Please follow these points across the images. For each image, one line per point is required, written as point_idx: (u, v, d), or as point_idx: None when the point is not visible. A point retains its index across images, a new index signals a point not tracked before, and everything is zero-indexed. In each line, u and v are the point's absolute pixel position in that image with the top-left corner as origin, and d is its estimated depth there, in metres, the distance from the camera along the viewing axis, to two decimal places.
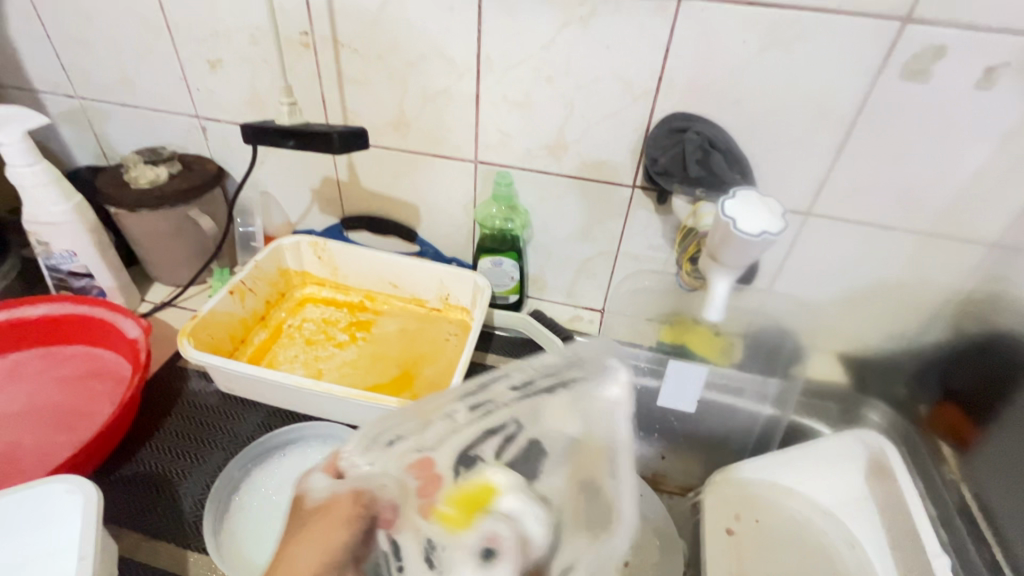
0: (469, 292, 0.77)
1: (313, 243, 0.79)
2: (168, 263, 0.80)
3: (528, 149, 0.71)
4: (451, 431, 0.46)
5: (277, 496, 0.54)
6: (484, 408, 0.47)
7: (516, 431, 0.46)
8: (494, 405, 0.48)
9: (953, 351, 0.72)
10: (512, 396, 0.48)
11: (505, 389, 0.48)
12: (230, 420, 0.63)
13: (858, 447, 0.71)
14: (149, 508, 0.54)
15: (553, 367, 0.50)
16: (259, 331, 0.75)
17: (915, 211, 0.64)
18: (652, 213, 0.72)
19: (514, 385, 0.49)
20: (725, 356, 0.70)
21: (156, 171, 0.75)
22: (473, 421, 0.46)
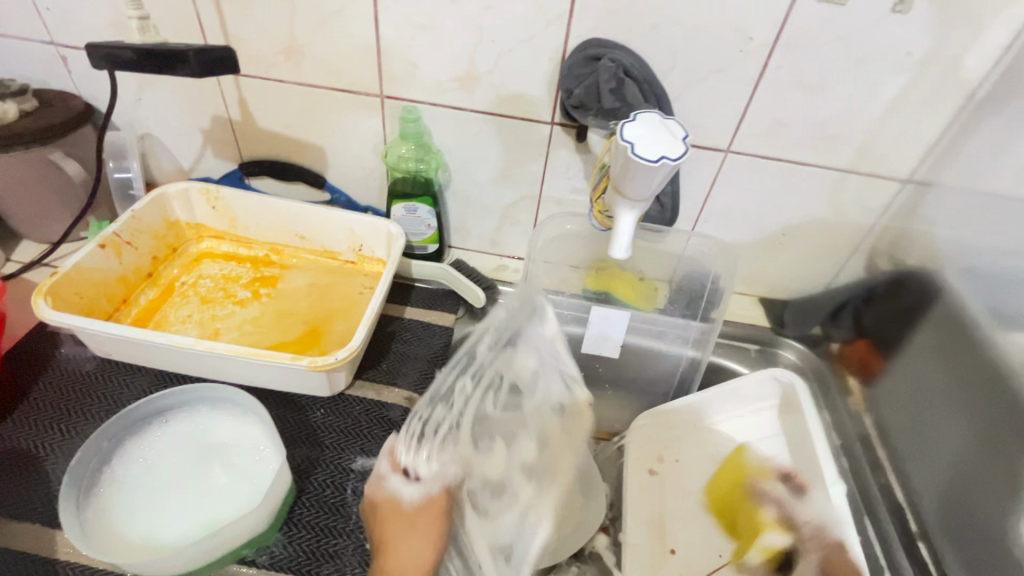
0: (382, 241, 0.72)
1: (204, 190, 0.71)
2: (35, 217, 0.71)
3: (437, 81, 0.64)
4: (467, 399, 0.57)
5: (156, 467, 0.50)
6: (478, 373, 0.59)
7: (501, 381, 0.59)
8: (482, 368, 0.59)
9: (866, 289, 0.73)
10: (489, 359, 0.60)
11: (483, 350, 0.60)
12: (109, 388, 0.57)
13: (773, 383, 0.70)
14: (10, 488, 0.49)
15: (504, 323, 0.61)
16: (146, 290, 0.68)
17: (833, 147, 0.62)
18: (573, 153, 0.67)
19: (487, 346, 0.60)
20: (649, 301, 0.71)
21: (1, 107, 0.64)
22: (477, 385, 0.58)
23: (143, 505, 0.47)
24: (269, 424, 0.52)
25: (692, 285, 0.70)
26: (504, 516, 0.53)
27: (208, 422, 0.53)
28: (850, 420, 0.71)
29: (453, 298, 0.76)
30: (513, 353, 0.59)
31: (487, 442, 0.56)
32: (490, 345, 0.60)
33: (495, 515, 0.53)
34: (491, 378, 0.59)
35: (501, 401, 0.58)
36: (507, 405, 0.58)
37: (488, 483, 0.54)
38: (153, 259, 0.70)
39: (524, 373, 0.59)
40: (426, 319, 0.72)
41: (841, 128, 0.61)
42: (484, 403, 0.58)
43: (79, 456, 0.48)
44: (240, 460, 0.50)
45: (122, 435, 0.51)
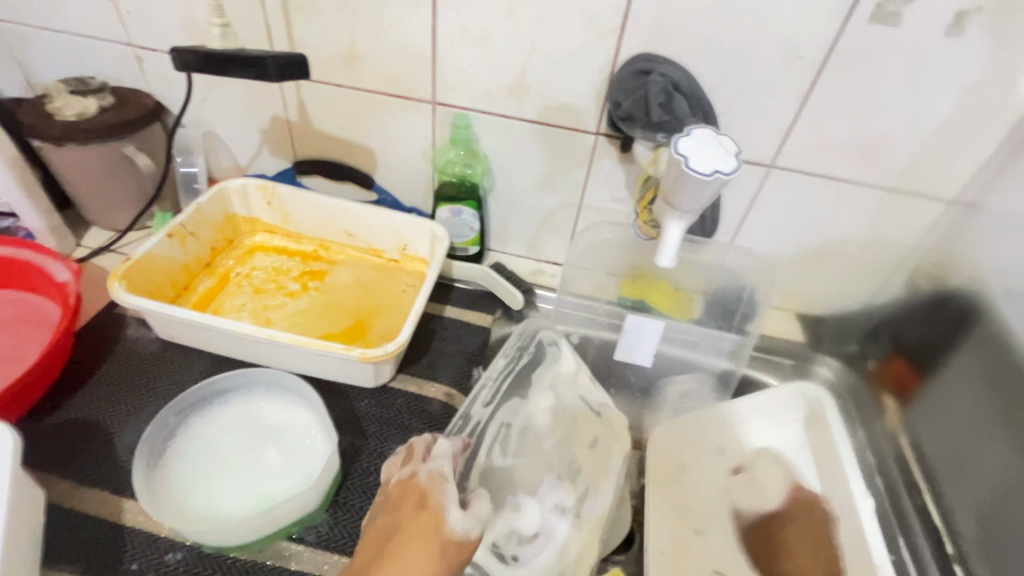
0: (427, 242, 0.75)
1: (261, 186, 0.75)
2: (105, 206, 0.76)
3: (488, 90, 0.66)
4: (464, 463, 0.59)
5: (217, 444, 0.53)
6: (475, 429, 0.61)
7: (507, 429, 0.63)
8: (479, 422, 0.62)
9: (907, 309, 0.72)
10: (488, 416, 0.63)
11: (478, 406, 0.63)
12: (172, 368, 0.61)
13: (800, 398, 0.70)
14: (82, 456, 0.53)
15: (502, 370, 0.67)
16: (205, 279, 0.72)
17: (879, 166, 0.63)
18: (616, 163, 0.69)
19: (484, 401, 0.64)
20: (684, 312, 0.72)
21: (84, 103, 0.68)
22: (474, 443, 0.61)
23: (204, 479, 0.51)
24: (318, 410, 0.55)
25: (727, 297, 0.72)
26: (540, 557, 0.55)
27: (263, 404, 0.56)
28: (885, 439, 0.70)
29: (491, 299, 0.78)
30: (514, 399, 0.65)
31: (506, 488, 0.59)
32: (486, 400, 0.64)
33: (527, 561, 0.55)
34: (495, 432, 0.62)
35: (509, 449, 0.61)
36: (516, 452, 0.61)
37: (517, 532, 0.56)
38: (211, 250, 0.74)
39: (529, 418, 0.64)
40: (464, 319, 0.75)
41: (888, 148, 0.61)
42: (494, 454, 0.60)
43: (149, 430, 0.51)
44: (292, 442, 0.53)
45: (185, 414, 0.54)
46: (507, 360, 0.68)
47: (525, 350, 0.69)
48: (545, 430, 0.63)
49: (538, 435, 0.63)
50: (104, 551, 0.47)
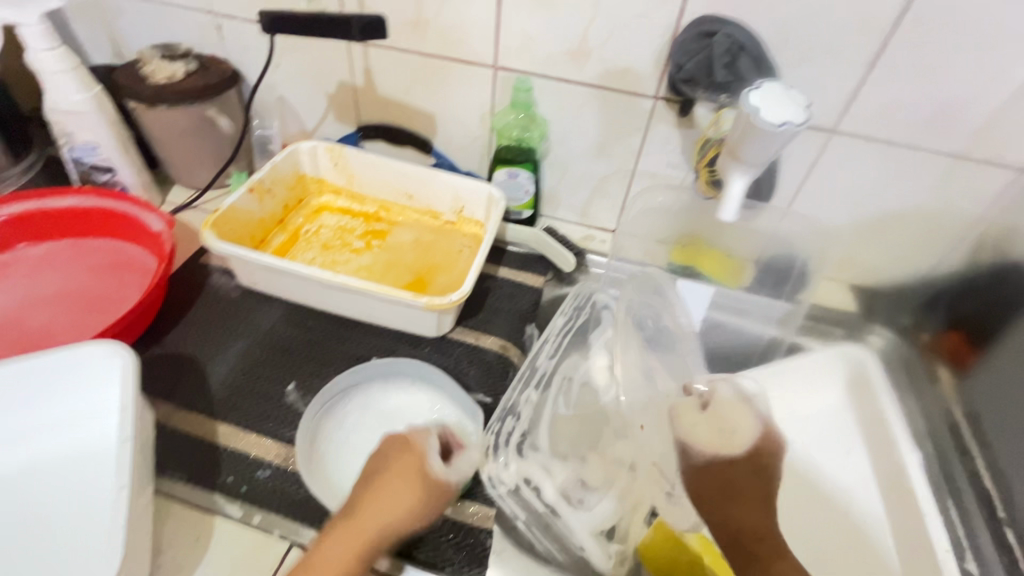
0: (483, 205, 0.77)
1: (329, 149, 0.79)
2: (188, 165, 0.82)
3: (549, 55, 0.68)
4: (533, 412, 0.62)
5: (354, 435, 0.57)
6: (541, 381, 0.66)
7: (566, 385, 0.67)
8: (543, 375, 0.66)
9: (969, 281, 0.71)
10: (547, 372, 0.67)
11: (543, 358, 0.67)
12: (253, 313, 0.67)
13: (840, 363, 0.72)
14: (180, 385, 0.59)
15: (562, 329, 0.71)
16: (278, 234, 0.77)
17: (948, 131, 0.62)
18: (673, 127, 0.70)
19: (548, 354, 0.68)
20: (735, 279, 0.73)
21: (173, 68, 0.74)
22: (541, 395, 0.64)
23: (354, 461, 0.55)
24: (440, 394, 0.60)
25: (781, 265, 0.72)
26: (604, 502, 0.58)
27: (389, 394, 0.60)
28: (938, 408, 0.70)
29: (543, 263, 0.80)
30: (571, 359, 0.69)
31: (564, 435, 0.63)
32: (548, 355, 0.68)
33: (592, 505, 0.58)
34: (556, 386, 0.66)
35: (570, 403, 0.66)
36: (575, 407, 0.66)
37: (582, 480, 0.59)
38: (284, 207, 0.79)
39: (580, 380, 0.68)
40: (517, 279, 0.78)
41: (959, 112, 0.60)
42: (557, 407, 0.65)
43: (301, 428, 0.54)
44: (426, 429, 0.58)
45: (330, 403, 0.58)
46: (566, 319, 0.72)
47: (581, 309, 0.74)
48: (601, 391, 0.68)
49: (594, 391, 0.68)
50: (204, 465, 0.53)
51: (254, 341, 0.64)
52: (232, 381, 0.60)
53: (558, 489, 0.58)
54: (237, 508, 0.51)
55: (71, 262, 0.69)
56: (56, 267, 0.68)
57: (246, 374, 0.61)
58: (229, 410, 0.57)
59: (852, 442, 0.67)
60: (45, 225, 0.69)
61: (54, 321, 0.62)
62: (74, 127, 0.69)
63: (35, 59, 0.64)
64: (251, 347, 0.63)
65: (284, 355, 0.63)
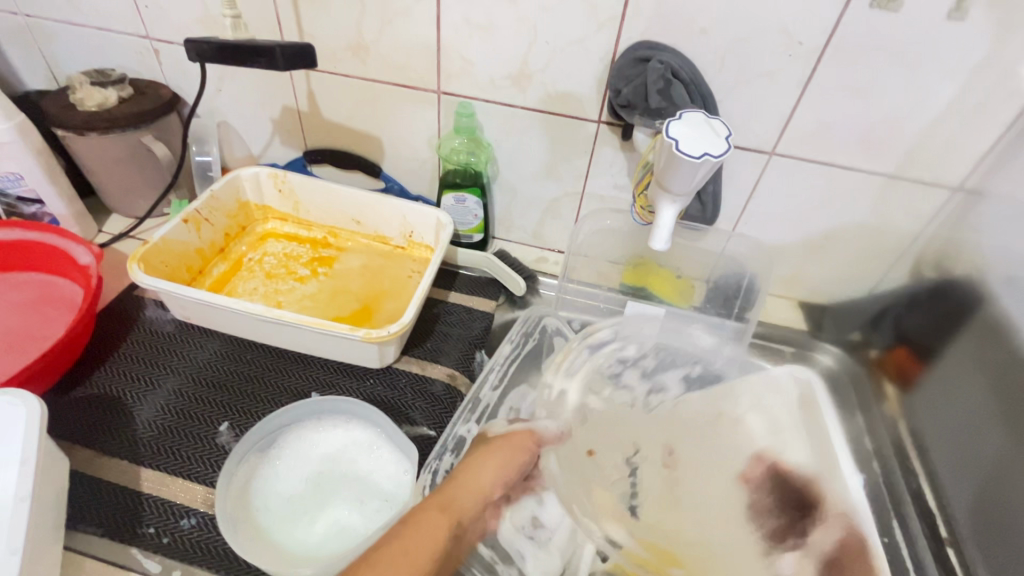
0: (431, 229, 0.76)
1: (273, 175, 0.77)
2: (125, 192, 0.79)
3: (491, 79, 0.68)
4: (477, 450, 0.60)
5: (282, 478, 0.54)
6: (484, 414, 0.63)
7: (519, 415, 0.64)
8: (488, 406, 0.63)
9: (910, 297, 0.72)
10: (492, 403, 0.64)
11: (486, 390, 0.65)
12: (185, 348, 0.64)
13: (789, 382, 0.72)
14: (103, 429, 0.56)
15: (508, 357, 0.68)
16: (219, 263, 0.75)
17: (881, 152, 0.63)
18: (617, 150, 0.70)
19: (493, 385, 0.65)
20: (685, 299, 0.75)
21: (104, 94, 0.71)
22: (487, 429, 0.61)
23: (283, 513, 0.52)
24: (383, 427, 0.57)
25: (728, 283, 0.73)
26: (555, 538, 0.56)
27: (322, 433, 0.57)
28: (884, 425, 0.70)
29: (494, 286, 0.79)
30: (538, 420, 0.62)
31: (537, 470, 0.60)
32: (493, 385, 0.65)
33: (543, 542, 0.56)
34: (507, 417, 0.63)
35: None
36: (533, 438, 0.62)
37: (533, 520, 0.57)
38: (225, 235, 0.76)
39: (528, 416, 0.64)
40: (467, 304, 0.76)
41: (891, 133, 0.61)
42: None
43: (220, 485, 0.51)
44: (371, 465, 0.55)
45: (260, 445, 0.55)
46: (513, 346, 0.70)
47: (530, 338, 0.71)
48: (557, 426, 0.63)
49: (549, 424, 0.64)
50: (123, 516, 0.50)
51: (187, 378, 0.61)
52: (160, 422, 0.57)
53: (512, 526, 0.55)
54: (156, 562, 0.48)
55: None
56: None
57: (176, 414, 0.58)
58: (155, 454, 0.54)
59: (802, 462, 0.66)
60: None
61: None
62: None
63: None
64: (183, 385, 0.60)
65: (218, 393, 0.60)
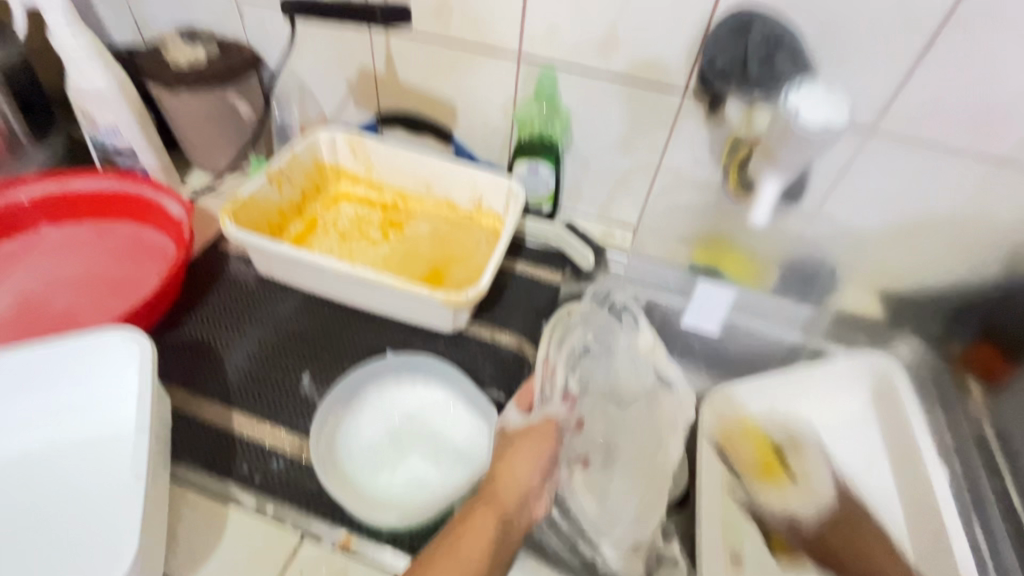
0: (503, 197, 0.76)
1: (348, 137, 0.78)
2: (208, 149, 0.81)
3: (574, 45, 0.66)
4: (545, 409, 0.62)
5: (364, 429, 0.57)
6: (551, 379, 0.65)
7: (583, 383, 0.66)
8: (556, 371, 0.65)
9: (1005, 291, 0.68)
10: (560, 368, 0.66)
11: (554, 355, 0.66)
12: (269, 302, 0.67)
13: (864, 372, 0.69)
14: (198, 372, 0.59)
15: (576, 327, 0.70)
16: (295, 222, 0.77)
17: (993, 134, 0.59)
18: (701, 123, 0.68)
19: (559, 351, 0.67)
20: (761, 280, 0.74)
21: (194, 53, 0.74)
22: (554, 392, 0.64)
23: (368, 463, 0.55)
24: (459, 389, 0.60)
25: (804, 267, 0.72)
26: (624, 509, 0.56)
27: (401, 391, 0.60)
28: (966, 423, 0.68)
29: (561, 258, 0.79)
30: (550, 404, 0.61)
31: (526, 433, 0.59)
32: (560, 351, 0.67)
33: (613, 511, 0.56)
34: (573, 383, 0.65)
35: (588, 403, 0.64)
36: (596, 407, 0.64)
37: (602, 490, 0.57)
38: (302, 195, 0.78)
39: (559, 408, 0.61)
40: (535, 275, 0.76)
41: (1007, 114, 0.57)
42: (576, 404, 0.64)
43: (313, 429, 0.54)
44: (447, 425, 0.58)
45: (346, 399, 0.58)
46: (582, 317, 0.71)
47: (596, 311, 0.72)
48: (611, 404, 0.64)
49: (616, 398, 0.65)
50: (220, 454, 0.53)
51: (271, 330, 0.64)
52: (249, 370, 0.60)
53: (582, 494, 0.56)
54: (252, 498, 0.51)
55: (93, 245, 0.69)
56: (78, 249, 0.69)
57: (263, 363, 0.61)
58: (246, 399, 0.57)
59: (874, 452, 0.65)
60: (66, 206, 0.70)
61: (74, 304, 0.63)
62: (97, 110, 0.69)
63: (57, 42, 0.64)
64: (268, 336, 0.63)
65: (300, 346, 0.63)
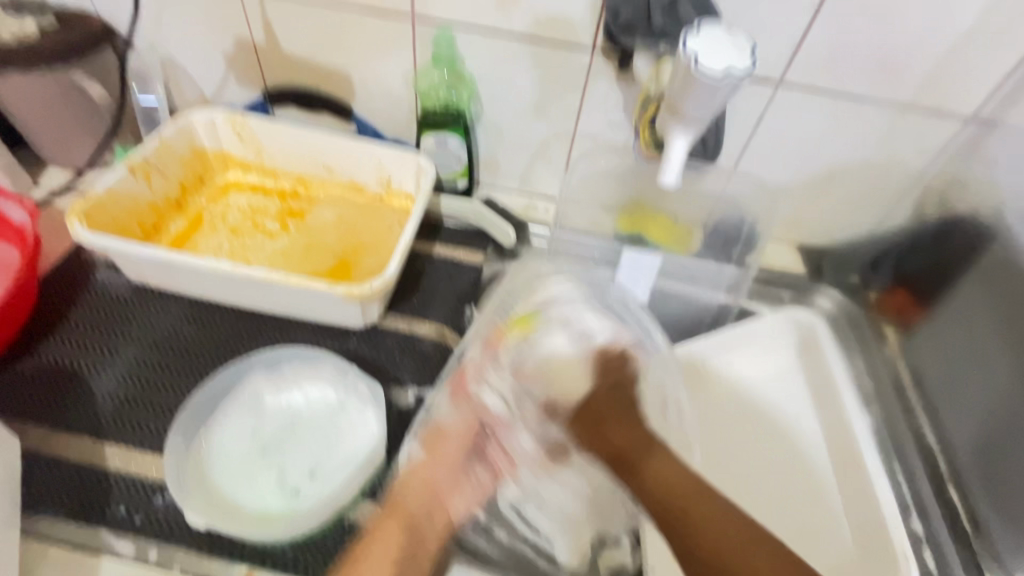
0: (412, 175, 0.70)
1: (230, 118, 0.69)
2: (59, 142, 0.70)
3: (472, 2, 0.60)
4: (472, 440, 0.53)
5: (236, 442, 0.50)
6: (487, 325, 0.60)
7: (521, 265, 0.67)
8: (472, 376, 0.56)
9: (915, 236, 0.70)
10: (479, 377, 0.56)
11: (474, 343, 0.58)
12: (145, 313, 0.58)
13: (789, 328, 0.69)
14: (59, 403, 0.51)
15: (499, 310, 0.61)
16: (176, 220, 0.68)
17: (895, 79, 0.58)
18: (613, 83, 0.64)
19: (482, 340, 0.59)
20: (683, 244, 0.68)
21: (22, 25, 0.62)
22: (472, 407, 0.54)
23: (239, 473, 0.48)
24: (354, 386, 0.53)
25: (729, 225, 0.69)
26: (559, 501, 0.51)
27: (286, 395, 0.53)
28: (885, 365, 0.68)
29: (483, 237, 0.74)
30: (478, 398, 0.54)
31: (562, 484, 0.50)
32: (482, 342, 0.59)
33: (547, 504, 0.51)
34: None
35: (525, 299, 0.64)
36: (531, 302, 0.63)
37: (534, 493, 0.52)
38: (181, 188, 0.69)
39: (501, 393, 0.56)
40: (455, 257, 0.71)
41: (906, 59, 0.57)
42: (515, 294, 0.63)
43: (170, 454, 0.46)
44: (344, 430, 0.51)
45: (213, 403, 0.51)
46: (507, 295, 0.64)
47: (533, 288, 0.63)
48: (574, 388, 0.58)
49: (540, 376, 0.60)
50: (91, 497, 0.46)
51: (150, 345, 0.55)
52: (121, 393, 0.52)
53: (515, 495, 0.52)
54: (129, 544, 0.45)
55: None
56: None
57: (138, 385, 0.52)
58: (120, 428, 0.50)
59: (803, 405, 0.65)
60: None
61: None
62: None
63: None
64: (146, 353, 0.55)
65: (185, 359, 0.55)
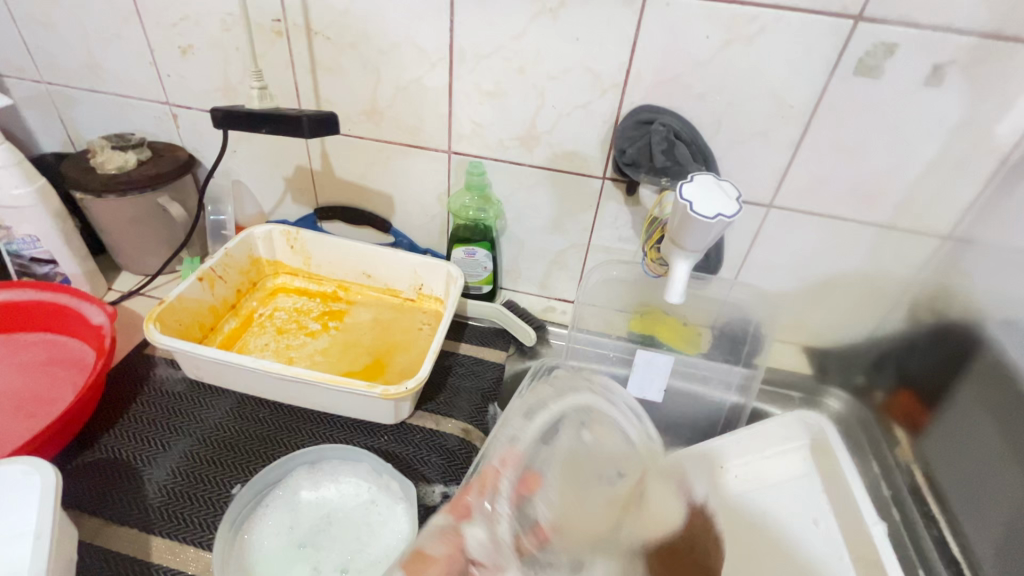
0: (442, 281, 0.78)
1: (285, 232, 0.79)
2: (135, 252, 0.80)
3: (500, 139, 0.71)
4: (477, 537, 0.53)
5: (273, 538, 0.52)
6: None
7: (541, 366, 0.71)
8: None
9: (913, 340, 0.74)
10: None
11: None
12: (197, 408, 0.63)
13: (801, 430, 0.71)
14: (112, 495, 0.55)
15: None
16: (230, 320, 0.75)
17: (872, 204, 0.66)
18: (622, 204, 0.73)
19: None
20: (693, 345, 0.74)
21: (124, 157, 0.74)
22: None
23: (276, 567, 0.50)
24: (385, 481, 0.56)
25: (735, 330, 0.73)
26: None
27: (322, 491, 0.56)
28: (899, 471, 0.72)
29: (505, 337, 0.80)
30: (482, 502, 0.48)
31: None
32: None
33: None
34: None
35: None
36: None
37: None
38: (237, 292, 0.77)
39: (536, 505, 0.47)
40: (479, 355, 0.77)
41: (881, 188, 0.65)
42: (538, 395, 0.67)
43: (217, 549, 0.49)
44: (377, 527, 0.53)
45: (257, 499, 0.54)
46: None
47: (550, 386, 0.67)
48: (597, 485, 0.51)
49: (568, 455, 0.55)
50: None
51: (199, 439, 0.60)
52: (170, 486, 0.56)
53: None
54: None
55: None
56: None
57: (187, 478, 0.56)
58: (166, 521, 0.53)
59: (821, 509, 0.66)
60: None
61: None
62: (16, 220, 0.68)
63: None
64: (195, 446, 0.59)
65: (230, 454, 0.59)
